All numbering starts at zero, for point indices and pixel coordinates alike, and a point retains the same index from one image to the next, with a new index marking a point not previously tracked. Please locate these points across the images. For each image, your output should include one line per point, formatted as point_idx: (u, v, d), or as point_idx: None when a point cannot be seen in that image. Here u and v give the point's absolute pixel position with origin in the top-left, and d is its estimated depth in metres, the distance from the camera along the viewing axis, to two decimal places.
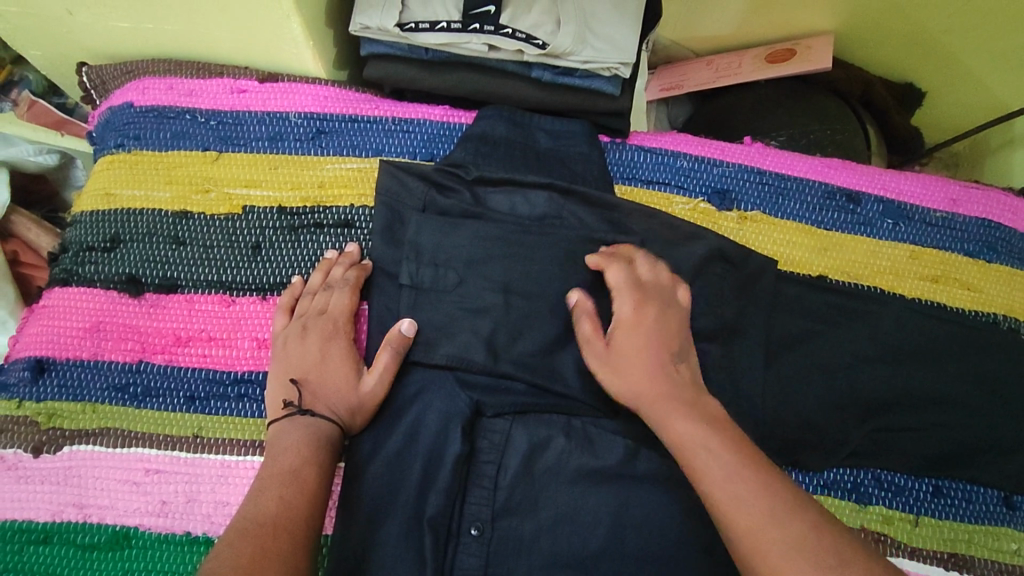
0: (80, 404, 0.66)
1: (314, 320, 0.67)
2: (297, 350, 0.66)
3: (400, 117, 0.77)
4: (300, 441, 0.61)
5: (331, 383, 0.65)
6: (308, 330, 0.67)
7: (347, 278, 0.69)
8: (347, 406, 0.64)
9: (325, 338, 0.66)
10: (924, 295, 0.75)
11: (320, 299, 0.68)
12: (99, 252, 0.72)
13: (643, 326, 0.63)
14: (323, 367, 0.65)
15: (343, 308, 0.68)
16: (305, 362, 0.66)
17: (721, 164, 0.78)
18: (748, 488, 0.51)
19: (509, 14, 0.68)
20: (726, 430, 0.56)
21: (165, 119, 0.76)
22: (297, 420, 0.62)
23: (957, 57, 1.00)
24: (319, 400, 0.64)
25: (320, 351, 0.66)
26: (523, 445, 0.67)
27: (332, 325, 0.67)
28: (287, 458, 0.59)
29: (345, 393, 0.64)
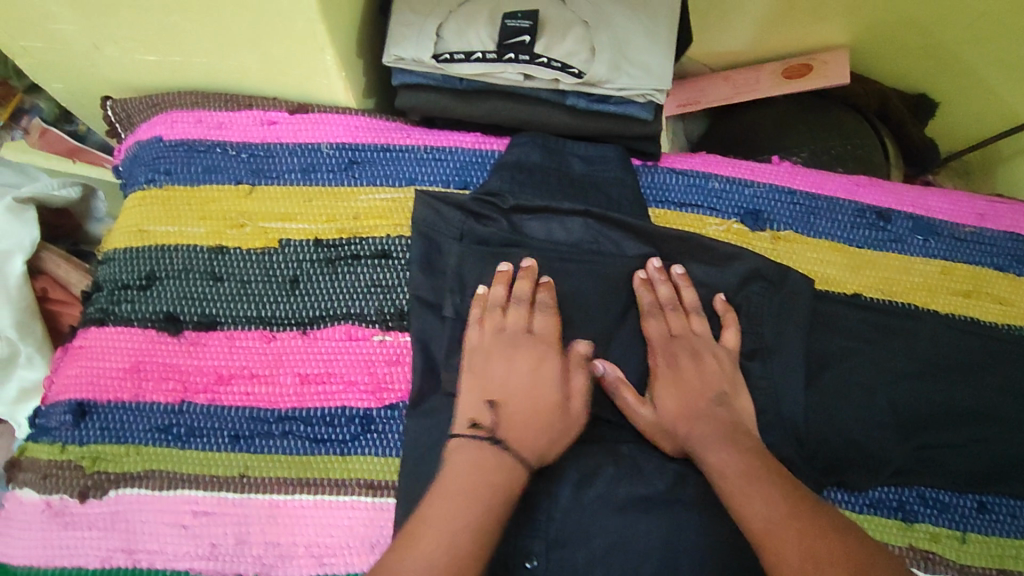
0: (124, 447, 0.66)
1: (523, 336, 0.66)
2: (504, 371, 0.64)
3: (432, 146, 0.77)
4: (497, 475, 0.57)
5: (529, 403, 0.62)
6: (520, 348, 0.65)
7: (540, 299, 0.67)
8: (545, 435, 0.61)
9: (539, 358, 0.65)
10: (957, 310, 0.76)
11: (518, 316, 0.66)
12: (134, 290, 0.71)
13: (679, 378, 0.67)
14: (517, 390, 0.63)
15: (550, 329, 0.67)
16: (508, 387, 0.63)
17: (753, 184, 0.78)
18: (792, 527, 0.54)
19: (544, 42, 0.67)
20: (764, 466, 0.60)
21: (195, 153, 0.75)
22: (489, 451, 0.59)
23: (971, 69, 1.01)
24: (522, 428, 0.61)
25: (533, 369, 0.64)
26: (572, 476, 0.67)
27: (546, 343, 0.66)
28: (484, 496, 0.55)
29: (546, 419, 0.62)
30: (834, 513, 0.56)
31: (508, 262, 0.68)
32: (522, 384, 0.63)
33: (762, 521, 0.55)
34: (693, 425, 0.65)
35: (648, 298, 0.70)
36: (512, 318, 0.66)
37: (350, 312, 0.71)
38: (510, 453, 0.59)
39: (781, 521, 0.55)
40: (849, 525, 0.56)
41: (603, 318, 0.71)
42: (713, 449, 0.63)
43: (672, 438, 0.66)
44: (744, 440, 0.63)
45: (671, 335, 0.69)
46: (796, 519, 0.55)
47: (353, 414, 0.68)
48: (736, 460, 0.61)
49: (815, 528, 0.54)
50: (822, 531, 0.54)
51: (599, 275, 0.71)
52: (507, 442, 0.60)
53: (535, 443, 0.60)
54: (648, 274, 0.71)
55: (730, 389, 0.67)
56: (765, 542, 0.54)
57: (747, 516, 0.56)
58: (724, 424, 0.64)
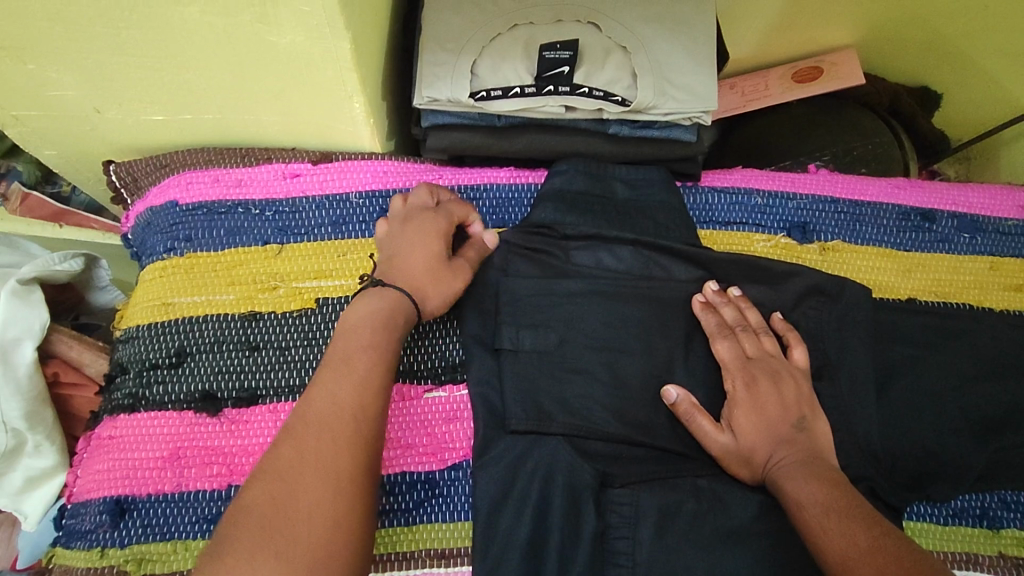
0: (170, 544, 0.60)
1: (421, 212, 0.66)
2: (393, 237, 0.64)
3: (465, 184, 0.74)
4: (381, 310, 0.58)
5: (410, 255, 0.62)
6: (409, 218, 0.65)
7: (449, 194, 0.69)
8: (427, 279, 0.62)
9: (426, 225, 0.64)
10: (1011, 305, 0.75)
11: (419, 196, 0.67)
12: (165, 370, 0.66)
13: (758, 404, 0.64)
14: (402, 244, 0.63)
15: (453, 210, 0.67)
16: (397, 242, 0.64)
17: (795, 197, 0.77)
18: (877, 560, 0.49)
19: (584, 72, 0.66)
20: (852, 497, 0.56)
21: (215, 216, 0.70)
22: (372, 295, 0.60)
23: (973, 59, 1.02)
24: (401, 274, 0.61)
25: (413, 230, 0.64)
26: (653, 514, 0.61)
27: (439, 213, 0.66)
28: (370, 329, 0.57)
29: (430, 263, 0.62)
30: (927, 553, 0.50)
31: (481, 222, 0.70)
32: (405, 241, 0.63)
33: (842, 559, 0.50)
34: (777, 450, 0.62)
35: (713, 321, 0.67)
36: (413, 201, 0.67)
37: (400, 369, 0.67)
38: (392, 289, 0.60)
39: (862, 557, 0.50)
40: (934, 563, 0.49)
41: (663, 348, 0.67)
42: (792, 477, 0.59)
43: (751, 465, 0.62)
44: (829, 467, 0.60)
45: (749, 357, 0.66)
46: (880, 551, 0.50)
47: (410, 479, 0.64)
48: (824, 493, 0.56)
49: (898, 566, 0.48)
50: (907, 569, 0.47)
51: (654, 300, 0.69)
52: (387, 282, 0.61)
53: (416, 284, 0.61)
54: (708, 297, 0.69)
55: (810, 412, 0.64)
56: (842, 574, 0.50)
57: (825, 548, 0.52)
58: (807, 451, 0.61)
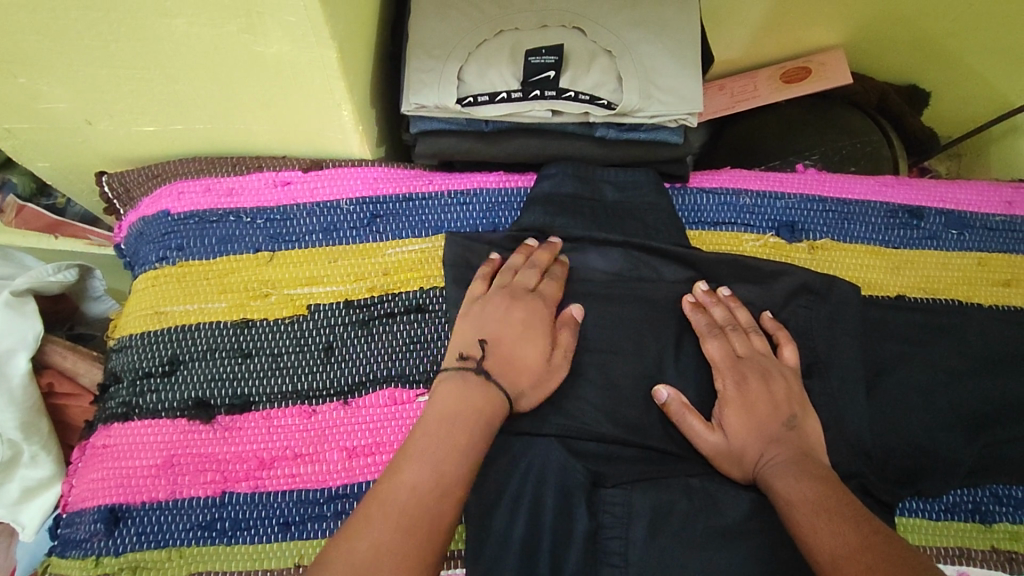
0: (164, 551, 0.60)
1: (525, 294, 0.64)
2: (498, 319, 0.62)
3: (456, 189, 0.74)
4: (483, 405, 0.56)
5: (516, 350, 0.61)
6: (518, 303, 0.63)
7: (553, 270, 0.67)
8: (527, 378, 0.60)
9: (532, 316, 0.63)
10: (1000, 300, 0.75)
11: (529, 276, 0.66)
12: (158, 378, 0.66)
13: (748, 403, 0.64)
14: (509, 331, 0.62)
15: (552, 296, 0.66)
16: (503, 328, 0.62)
17: (783, 196, 0.78)
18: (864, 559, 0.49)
19: (569, 75, 0.66)
20: (843, 495, 0.56)
21: (207, 225, 0.71)
22: (473, 383, 0.57)
23: (960, 57, 1.03)
24: (507, 370, 0.60)
25: (524, 320, 0.63)
26: (645, 513, 0.61)
27: (546, 303, 0.65)
28: (465, 428, 0.54)
29: (538, 373, 0.61)
30: (916, 550, 0.50)
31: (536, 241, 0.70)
32: (514, 330, 0.62)
33: (832, 556, 0.51)
34: (767, 448, 0.62)
35: (703, 321, 0.68)
36: (522, 276, 0.66)
37: (392, 373, 0.66)
38: (496, 386, 0.58)
39: (851, 554, 0.50)
40: (925, 560, 0.49)
41: (654, 348, 0.68)
42: (781, 475, 0.59)
43: (741, 464, 0.62)
44: (818, 464, 0.60)
45: (738, 356, 0.66)
46: (868, 546, 0.50)
47: None
48: (814, 492, 0.56)
49: (884, 561, 0.48)
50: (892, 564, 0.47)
51: (644, 300, 0.69)
52: (492, 374, 0.58)
53: (516, 383, 0.60)
54: (697, 297, 0.69)
55: (800, 410, 0.64)
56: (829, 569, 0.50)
57: (813, 546, 0.52)
58: (797, 449, 0.61)
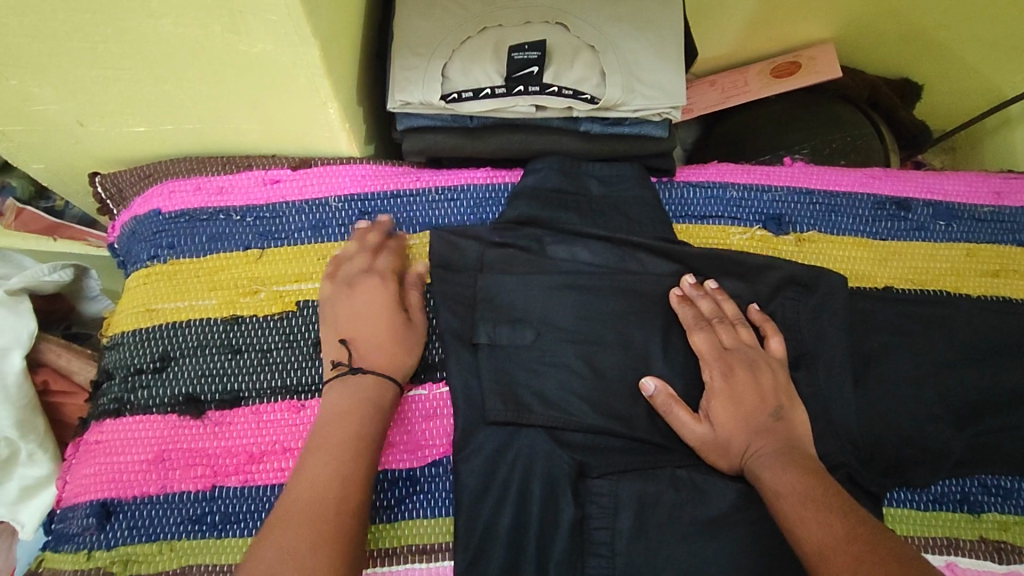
0: (155, 544, 0.61)
1: (361, 278, 0.66)
2: (348, 312, 0.64)
3: (442, 186, 0.75)
4: (362, 397, 0.59)
5: (376, 333, 0.63)
6: (356, 293, 0.65)
7: (391, 242, 0.69)
8: (394, 351, 0.63)
9: (376, 297, 0.65)
10: (989, 290, 0.75)
11: (365, 259, 0.68)
12: (149, 374, 0.67)
13: (735, 394, 0.64)
14: (359, 323, 0.64)
15: (389, 265, 0.68)
16: (353, 320, 0.64)
17: (770, 189, 0.78)
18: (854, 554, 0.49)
19: (553, 71, 0.67)
20: (830, 487, 0.56)
21: (198, 223, 0.72)
22: (351, 380, 0.61)
23: (950, 49, 1.02)
24: (377, 354, 0.62)
25: (367, 302, 0.65)
26: (631, 504, 0.61)
27: (383, 278, 0.67)
28: (354, 423, 0.58)
29: (398, 337, 0.64)
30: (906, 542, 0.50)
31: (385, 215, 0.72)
32: (363, 316, 0.64)
33: (820, 549, 0.50)
34: (754, 439, 0.62)
35: (690, 314, 0.68)
36: (360, 259, 0.68)
37: None
38: (374, 373, 0.61)
39: (838, 546, 0.50)
40: (914, 553, 0.49)
41: (640, 341, 0.68)
42: (769, 467, 0.59)
43: (729, 455, 0.63)
44: (805, 456, 0.60)
45: (725, 347, 0.66)
46: (861, 539, 0.50)
47: (386, 478, 0.65)
48: (800, 483, 0.56)
49: (876, 554, 0.48)
50: (884, 557, 0.48)
51: (631, 293, 0.69)
52: (363, 367, 0.61)
53: (392, 361, 0.63)
54: (684, 291, 0.69)
55: (786, 401, 0.64)
56: (818, 560, 0.50)
57: (802, 537, 0.52)
58: (784, 440, 0.61)
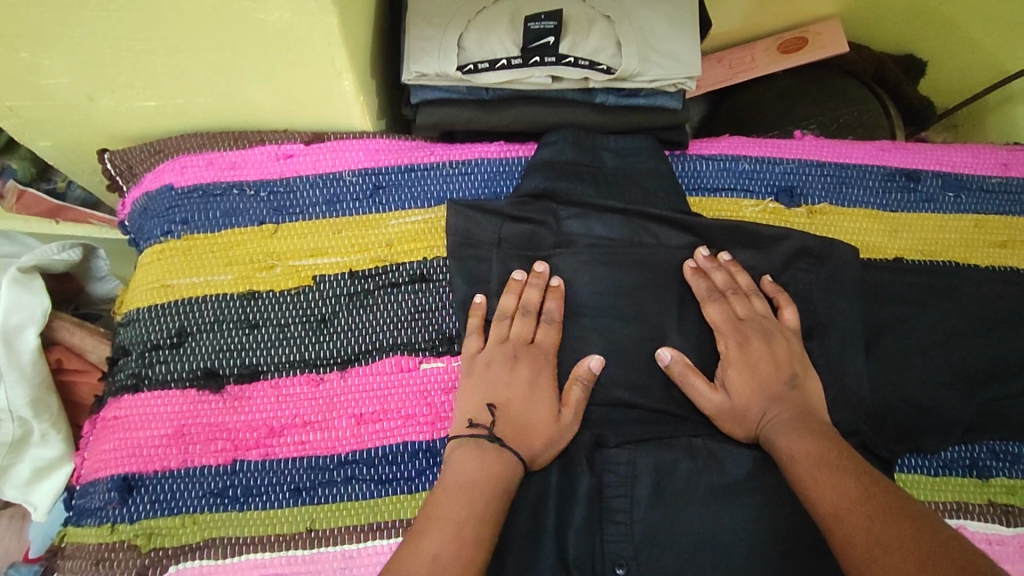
0: (177, 518, 0.60)
1: (524, 347, 0.64)
2: (503, 380, 0.62)
3: (456, 160, 0.74)
4: (493, 472, 0.56)
5: (526, 413, 0.61)
6: (518, 360, 0.63)
7: (548, 309, 0.66)
8: (539, 439, 0.60)
9: (536, 367, 0.64)
10: (997, 261, 0.76)
11: (524, 327, 0.65)
12: (166, 349, 0.66)
13: (751, 363, 0.65)
14: (513, 394, 0.62)
15: (552, 341, 0.65)
16: (508, 391, 0.62)
17: (781, 162, 0.78)
18: (866, 519, 0.49)
19: (569, 41, 0.66)
20: (841, 448, 0.57)
21: (211, 199, 0.71)
22: (486, 449, 0.58)
23: (955, 24, 1.03)
24: (519, 433, 0.60)
25: (529, 379, 0.63)
26: (650, 472, 0.62)
27: (545, 355, 0.64)
28: (474, 497, 0.54)
29: (546, 435, 0.61)
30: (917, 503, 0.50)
31: (545, 263, 0.68)
32: (519, 395, 0.62)
33: (830, 511, 0.51)
34: (768, 407, 0.63)
35: (744, 282, 0.69)
36: (516, 330, 0.65)
37: (398, 341, 0.66)
38: (509, 450, 0.58)
39: (850, 508, 0.51)
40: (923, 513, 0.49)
41: (658, 314, 0.68)
42: (784, 433, 0.60)
43: (744, 423, 0.63)
44: (821, 424, 0.60)
45: (739, 318, 0.67)
46: (872, 498, 0.51)
47: (416, 448, 0.63)
48: (815, 446, 0.57)
49: (886, 511, 0.49)
50: (895, 513, 0.49)
51: (647, 266, 0.69)
52: (503, 439, 0.59)
53: (529, 447, 0.59)
54: (698, 263, 0.70)
55: (801, 369, 0.65)
56: (830, 519, 0.51)
57: (816, 499, 0.53)
58: (798, 408, 0.62)
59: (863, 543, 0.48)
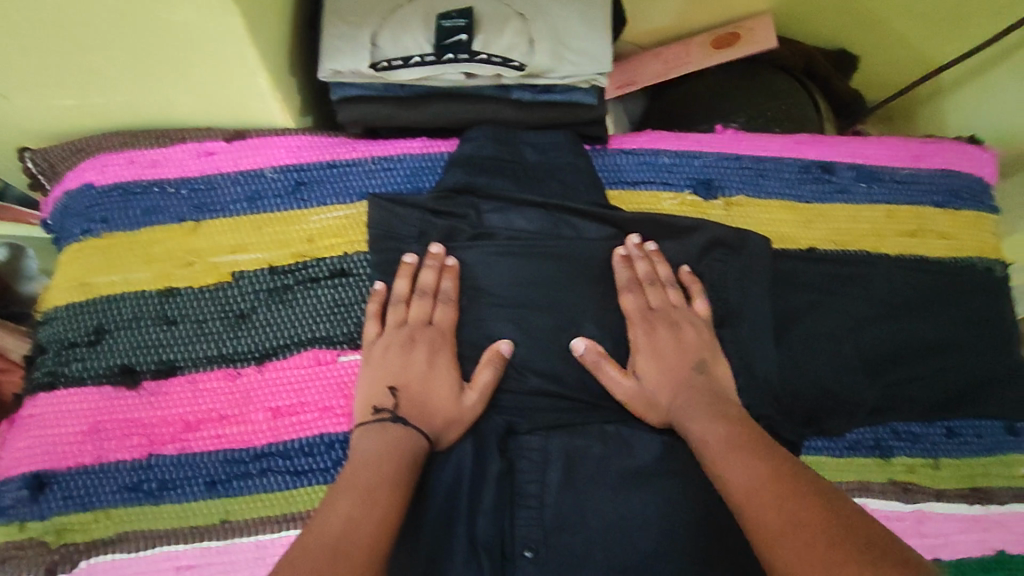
0: (90, 513, 0.61)
1: (422, 329, 0.66)
2: (400, 363, 0.64)
3: (378, 156, 0.75)
4: (399, 446, 0.57)
5: (427, 393, 0.63)
6: (416, 342, 0.65)
7: (443, 289, 0.68)
8: (441, 417, 0.62)
9: (434, 349, 0.65)
10: (906, 250, 0.79)
11: (421, 309, 0.67)
12: (83, 347, 0.66)
13: (660, 352, 0.67)
14: (412, 375, 0.63)
15: (449, 320, 0.67)
16: (408, 372, 0.63)
17: (700, 155, 0.80)
18: (775, 499, 0.49)
19: (482, 39, 0.67)
20: (753, 432, 0.58)
21: (132, 197, 0.72)
22: (391, 427, 0.59)
23: (883, 20, 1.05)
24: (422, 413, 0.61)
25: (427, 361, 0.64)
26: (561, 458, 0.64)
27: (442, 336, 0.66)
28: (383, 467, 0.55)
29: (446, 414, 0.62)
30: (827, 484, 0.51)
31: (440, 244, 0.69)
32: (418, 376, 0.63)
33: (742, 491, 0.52)
34: (681, 393, 0.64)
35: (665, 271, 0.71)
36: (414, 312, 0.67)
37: (316, 335, 0.67)
38: (415, 430, 0.60)
39: (761, 487, 0.51)
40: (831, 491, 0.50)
41: (574, 305, 0.70)
42: (691, 417, 0.62)
43: (656, 408, 0.65)
44: (730, 408, 0.62)
45: (650, 308, 0.69)
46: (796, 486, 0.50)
47: (332, 440, 0.64)
48: (723, 430, 0.59)
49: (795, 492, 0.49)
50: (806, 494, 0.49)
51: (565, 258, 0.71)
52: (407, 420, 0.60)
53: (431, 424, 0.61)
54: (628, 252, 0.71)
55: (709, 355, 0.67)
56: (745, 504, 0.51)
57: (729, 482, 0.54)
58: (710, 393, 0.64)
59: (776, 524, 0.47)
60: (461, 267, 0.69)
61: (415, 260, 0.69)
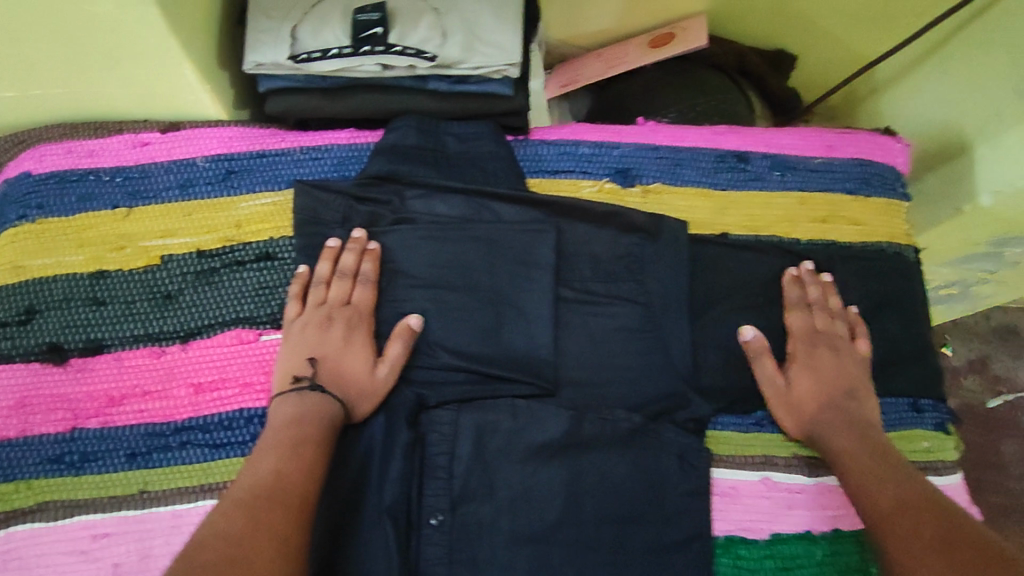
0: (12, 484, 0.64)
1: (340, 307, 0.69)
2: (315, 338, 0.67)
3: (307, 146, 0.78)
4: (317, 409, 0.62)
5: (341, 366, 0.66)
6: (332, 319, 0.68)
7: (363, 270, 0.70)
8: (354, 388, 0.65)
9: (350, 326, 0.68)
10: (816, 234, 0.82)
11: (341, 289, 0.69)
12: (14, 326, 0.69)
13: (823, 368, 0.72)
14: (329, 349, 0.67)
15: (367, 300, 0.70)
16: (325, 347, 0.67)
17: (619, 145, 0.83)
18: (899, 519, 0.57)
19: (396, 32, 0.71)
20: (893, 451, 0.65)
21: (67, 184, 0.75)
22: (307, 396, 0.63)
23: (814, 20, 1.09)
24: (337, 384, 0.65)
25: (343, 337, 0.68)
26: (470, 432, 0.67)
27: (359, 314, 0.69)
28: (308, 426, 0.60)
29: (359, 386, 0.66)
30: (940, 497, 0.58)
31: (362, 229, 0.72)
32: (333, 351, 0.67)
33: (876, 511, 0.59)
34: (826, 410, 0.70)
35: (798, 295, 0.76)
36: (334, 291, 0.69)
37: (239, 315, 0.70)
38: (331, 397, 0.63)
39: (887, 509, 0.58)
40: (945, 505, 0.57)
41: (489, 287, 0.73)
42: (836, 433, 0.68)
43: (796, 417, 0.71)
44: (875, 430, 0.68)
45: (818, 329, 0.74)
46: (916, 503, 0.58)
47: (251, 414, 0.66)
48: (857, 446, 0.66)
49: (913, 512, 0.57)
50: (921, 512, 0.56)
51: (481, 241, 0.74)
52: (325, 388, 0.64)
53: (345, 394, 0.65)
54: (799, 271, 0.78)
55: (856, 384, 0.72)
56: (879, 524, 0.58)
57: (866, 500, 0.61)
58: (859, 414, 0.69)
59: (900, 542, 0.55)
60: (382, 251, 0.72)
61: (337, 244, 0.72)
